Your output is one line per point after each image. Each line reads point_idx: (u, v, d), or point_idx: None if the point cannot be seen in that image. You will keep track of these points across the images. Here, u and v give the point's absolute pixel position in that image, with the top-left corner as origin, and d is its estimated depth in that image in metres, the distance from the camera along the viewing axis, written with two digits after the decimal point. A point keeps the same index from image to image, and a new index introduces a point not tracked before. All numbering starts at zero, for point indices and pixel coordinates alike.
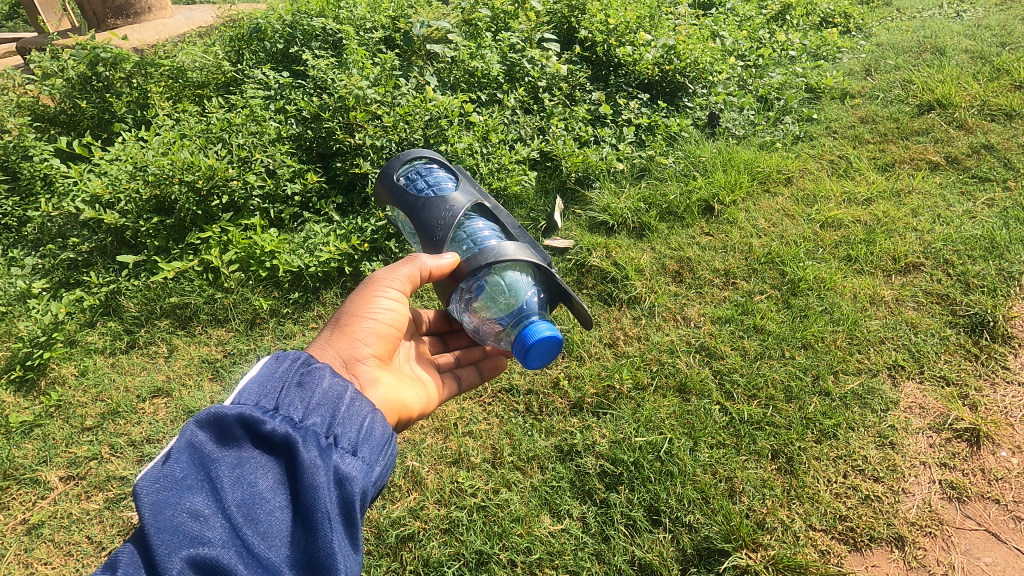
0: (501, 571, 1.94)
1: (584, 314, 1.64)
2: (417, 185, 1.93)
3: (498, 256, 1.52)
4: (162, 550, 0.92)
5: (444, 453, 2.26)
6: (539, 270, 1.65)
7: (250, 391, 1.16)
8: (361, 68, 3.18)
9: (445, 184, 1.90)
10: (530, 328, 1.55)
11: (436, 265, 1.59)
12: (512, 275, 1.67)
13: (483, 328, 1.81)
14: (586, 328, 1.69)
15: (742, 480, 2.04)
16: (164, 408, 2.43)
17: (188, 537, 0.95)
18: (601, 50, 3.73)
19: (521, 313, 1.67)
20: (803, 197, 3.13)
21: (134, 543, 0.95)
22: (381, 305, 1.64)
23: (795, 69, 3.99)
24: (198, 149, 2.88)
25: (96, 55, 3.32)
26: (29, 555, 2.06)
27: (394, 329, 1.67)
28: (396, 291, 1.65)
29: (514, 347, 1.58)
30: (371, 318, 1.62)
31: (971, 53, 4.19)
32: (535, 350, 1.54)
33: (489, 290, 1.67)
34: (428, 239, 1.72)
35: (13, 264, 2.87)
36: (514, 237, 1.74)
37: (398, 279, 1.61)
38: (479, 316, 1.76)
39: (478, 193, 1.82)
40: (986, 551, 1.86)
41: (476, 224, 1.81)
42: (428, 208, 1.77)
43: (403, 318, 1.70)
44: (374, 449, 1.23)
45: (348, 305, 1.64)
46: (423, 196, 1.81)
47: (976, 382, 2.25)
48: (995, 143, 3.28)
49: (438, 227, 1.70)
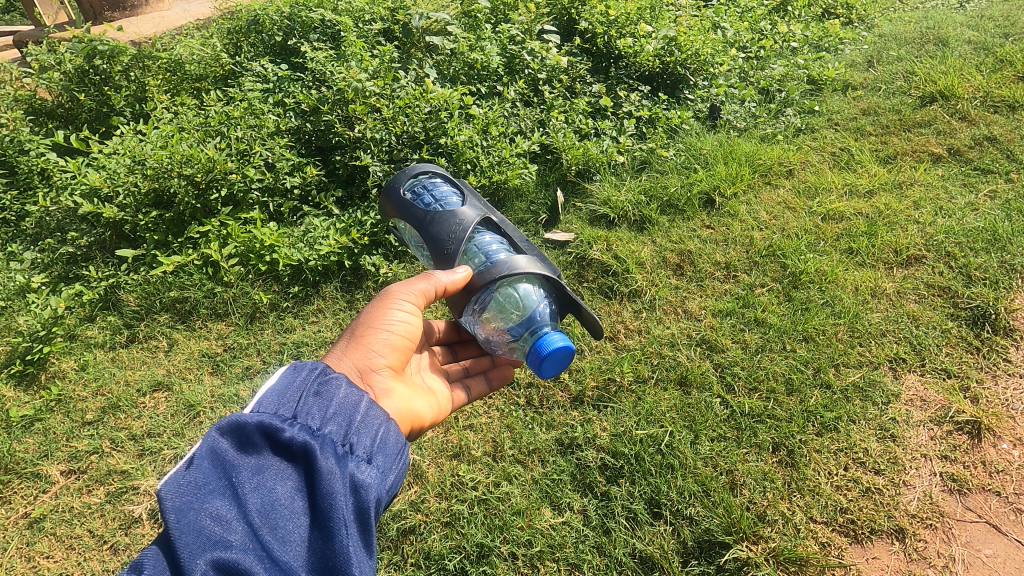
0: (502, 564, 1.94)
1: (595, 323, 1.60)
2: (423, 200, 1.92)
3: (512, 269, 1.52)
4: (185, 553, 0.93)
5: (445, 446, 2.26)
6: (548, 281, 1.61)
7: (270, 400, 1.18)
8: (360, 60, 3.15)
9: (451, 199, 1.89)
10: (543, 339, 1.55)
11: (450, 281, 1.60)
12: (524, 287, 1.65)
13: (494, 339, 1.80)
14: (597, 337, 1.66)
15: (742, 473, 2.04)
16: (164, 402, 2.43)
17: (210, 540, 0.96)
18: (601, 41, 3.70)
19: (533, 323, 1.66)
20: (805, 189, 3.12)
21: (159, 547, 0.97)
22: (395, 317, 1.64)
23: (796, 61, 3.97)
24: (197, 143, 2.87)
25: (93, 48, 3.27)
26: (30, 548, 2.06)
27: (409, 341, 1.68)
28: (410, 304, 1.64)
29: (528, 358, 1.58)
30: (386, 329, 1.63)
31: (974, 44, 4.16)
32: (550, 360, 1.54)
33: (500, 301, 1.67)
34: (440, 254, 1.71)
35: (12, 259, 2.86)
36: (523, 250, 1.71)
37: (413, 292, 1.61)
38: (490, 326, 1.75)
39: (484, 206, 1.80)
40: (986, 543, 1.86)
41: (484, 238, 1.80)
42: (436, 222, 1.76)
43: (417, 330, 1.70)
44: (390, 457, 1.23)
45: (364, 316, 1.65)
46: (432, 210, 1.80)
47: (977, 374, 2.25)
48: (998, 135, 3.26)
49: (450, 241, 1.69)
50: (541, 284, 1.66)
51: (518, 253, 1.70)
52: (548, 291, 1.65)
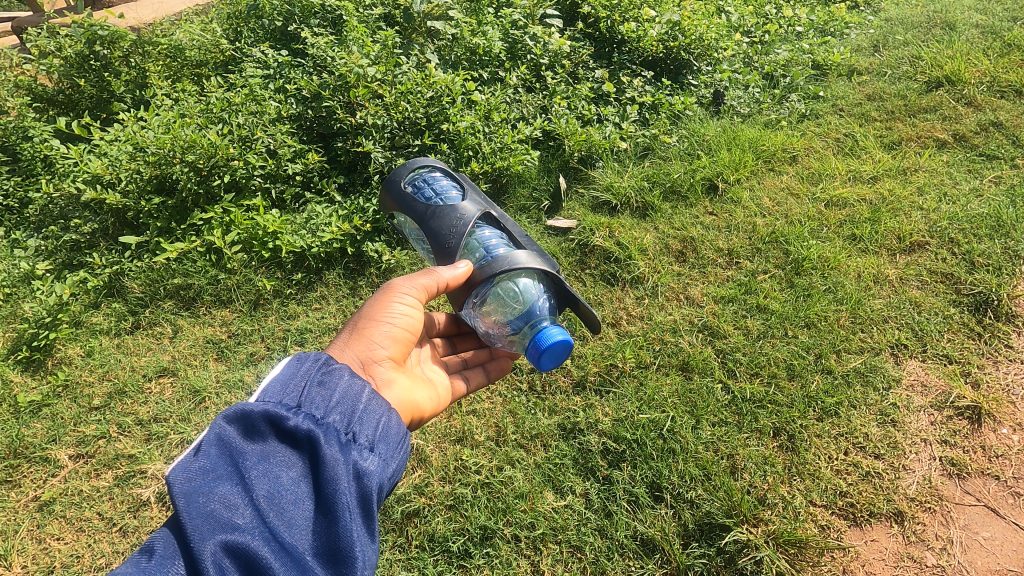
0: (505, 546, 1.97)
1: (593, 319, 1.62)
2: (424, 195, 1.93)
3: (511, 264, 1.52)
4: (195, 535, 0.95)
5: (449, 431, 2.27)
6: (548, 277, 1.62)
7: (274, 390, 1.19)
8: (361, 46, 3.13)
9: (451, 193, 1.90)
10: (541, 333, 1.57)
11: (452, 276, 1.60)
12: (523, 281, 1.66)
13: (493, 332, 1.81)
14: (595, 332, 1.68)
15: (743, 457, 2.06)
16: (170, 387, 2.45)
17: (219, 523, 0.97)
18: (604, 26, 3.65)
19: (532, 316, 1.67)
20: (808, 175, 3.10)
21: (169, 529, 0.99)
22: (397, 310, 1.65)
23: (802, 46, 3.91)
24: (199, 129, 2.86)
25: (93, 33, 3.26)
26: (41, 531, 2.10)
27: (409, 333, 1.68)
28: (411, 298, 1.65)
29: (527, 351, 1.59)
30: (388, 322, 1.63)
31: (982, 28, 4.12)
32: (548, 354, 1.55)
33: (500, 294, 1.68)
34: (440, 248, 1.71)
35: (15, 246, 2.86)
36: (523, 245, 1.72)
37: (414, 287, 1.62)
38: (489, 319, 1.76)
39: (484, 202, 1.81)
40: (985, 526, 1.88)
41: (485, 233, 1.81)
42: (438, 216, 1.76)
43: (418, 323, 1.71)
44: (392, 445, 1.24)
45: (366, 309, 1.66)
46: (432, 205, 1.80)
47: (978, 360, 2.26)
48: (1004, 120, 3.23)
49: (450, 235, 1.69)
50: (540, 278, 1.66)
51: (518, 248, 1.71)
52: (547, 286, 1.67)
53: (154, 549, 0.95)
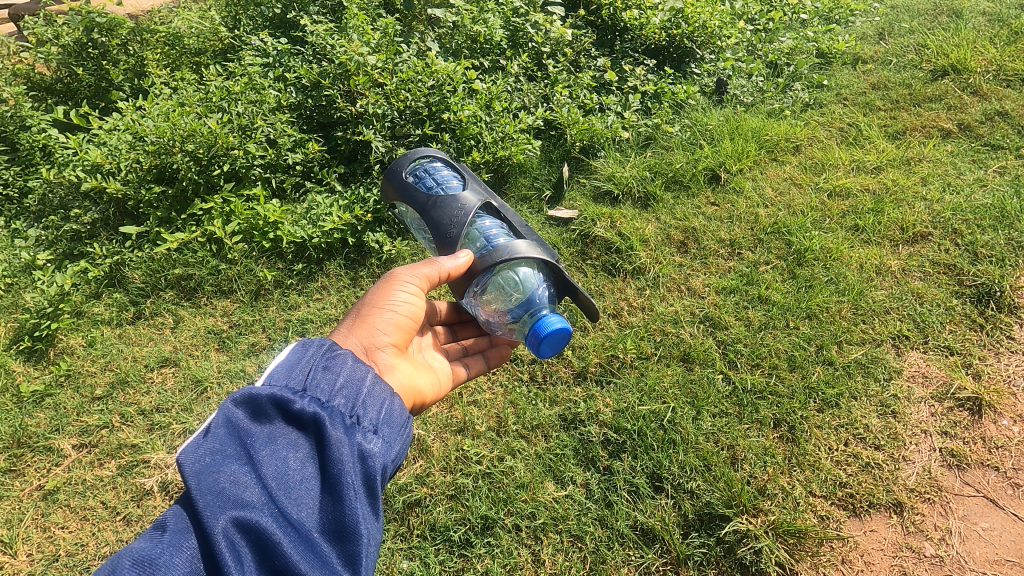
0: (505, 536, 1.99)
1: (592, 307, 1.62)
2: (425, 184, 1.92)
3: (512, 254, 1.53)
4: (206, 512, 0.96)
5: (450, 421, 2.27)
6: (547, 266, 1.62)
7: (280, 374, 1.19)
8: (361, 34, 3.10)
9: (451, 183, 1.89)
10: (540, 321, 1.56)
11: (453, 266, 1.60)
12: (523, 271, 1.65)
13: (494, 321, 1.80)
14: (593, 320, 1.68)
15: (743, 448, 2.07)
16: (172, 377, 2.46)
17: (229, 500, 0.98)
18: (607, 13, 3.61)
19: (532, 305, 1.67)
20: (811, 165, 3.09)
21: (181, 507, 1.00)
22: (400, 298, 1.65)
23: (806, 34, 3.88)
24: (198, 117, 2.84)
25: (91, 21, 3.23)
26: (45, 519, 2.11)
27: (411, 321, 1.69)
28: (413, 286, 1.65)
29: (526, 339, 1.59)
30: (390, 310, 1.63)
31: (988, 15, 4.07)
32: (548, 341, 1.55)
33: (500, 284, 1.67)
34: (442, 238, 1.71)
35: (16, 236, 2.84)
36: (524, 234, 1.71)
37: (416, 275, 1.62)
38: (490, 308, 1.76)
39: (485, 192, 1.80)
40: (983, 517, 1.89)
41: (485, 223, 1.79)
42: (439, 206, 1.75)
43: (420, 311, 1.71)
44: (395, 429, 1.24)
45: (368, 297, 1.66)
46: (433, 194, 1.79)
47: (979, 351, 2.26)
48: (1009, 109, 3.20)
49: (451, 225, 1.69)
50: (540, 268, 1.66)
51: (517, 238, 1.70)
52: (547, 275, 1.66)
53: (166, 526, 0.97)
